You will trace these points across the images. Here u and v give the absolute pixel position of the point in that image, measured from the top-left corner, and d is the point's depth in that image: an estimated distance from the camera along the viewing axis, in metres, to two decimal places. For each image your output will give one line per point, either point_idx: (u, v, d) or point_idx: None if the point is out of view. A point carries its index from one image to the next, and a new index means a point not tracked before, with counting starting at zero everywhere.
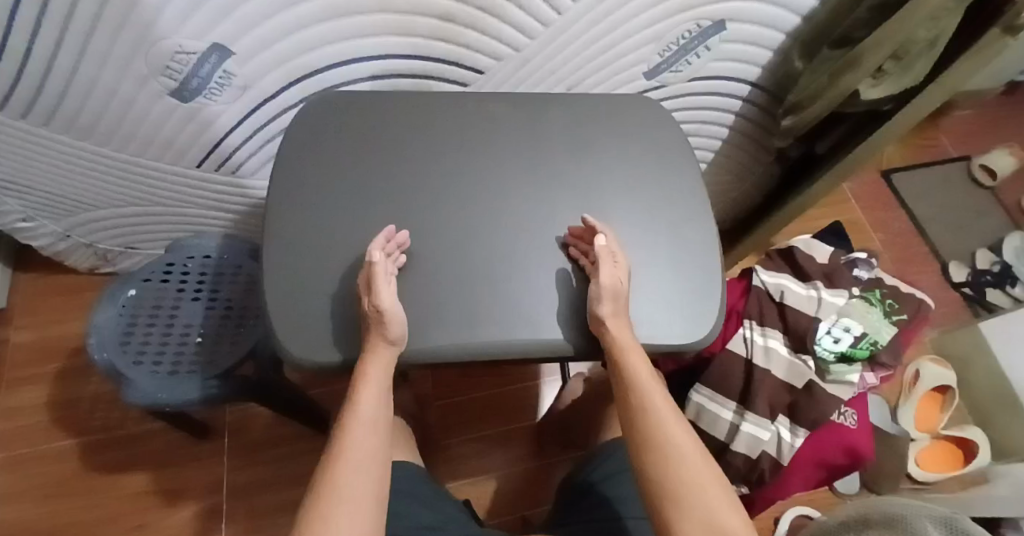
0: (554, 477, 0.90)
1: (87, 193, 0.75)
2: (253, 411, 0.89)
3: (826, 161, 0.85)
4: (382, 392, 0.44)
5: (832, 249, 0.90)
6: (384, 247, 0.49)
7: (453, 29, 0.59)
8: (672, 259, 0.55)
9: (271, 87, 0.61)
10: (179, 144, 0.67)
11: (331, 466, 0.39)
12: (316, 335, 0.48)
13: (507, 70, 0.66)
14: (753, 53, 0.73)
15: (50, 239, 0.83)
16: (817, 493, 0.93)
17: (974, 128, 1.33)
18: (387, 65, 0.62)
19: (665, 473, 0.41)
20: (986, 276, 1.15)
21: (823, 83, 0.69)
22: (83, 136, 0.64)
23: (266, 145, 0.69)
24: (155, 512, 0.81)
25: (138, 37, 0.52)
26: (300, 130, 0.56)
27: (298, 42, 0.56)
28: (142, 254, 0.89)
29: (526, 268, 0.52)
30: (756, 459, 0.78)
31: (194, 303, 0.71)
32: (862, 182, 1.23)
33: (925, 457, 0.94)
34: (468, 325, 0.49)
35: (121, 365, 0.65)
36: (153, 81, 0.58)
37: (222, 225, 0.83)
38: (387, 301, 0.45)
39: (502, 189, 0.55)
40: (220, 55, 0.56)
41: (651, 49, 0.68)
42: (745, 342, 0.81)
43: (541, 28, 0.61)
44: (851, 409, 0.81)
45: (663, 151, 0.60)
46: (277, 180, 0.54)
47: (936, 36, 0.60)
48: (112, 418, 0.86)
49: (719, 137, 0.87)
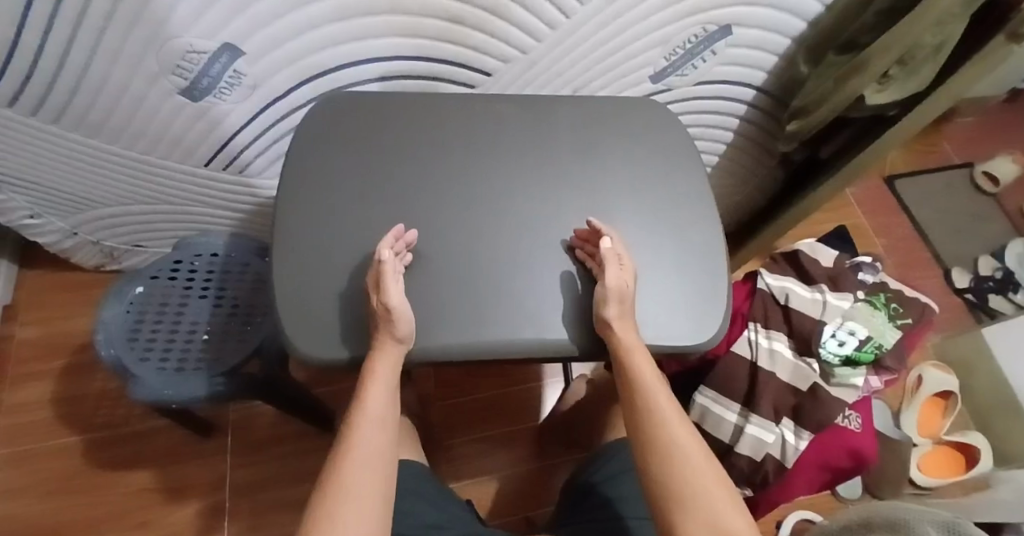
0: (557, 478, 0.90)
1: (95, 191, 0.75)
2: (257, 410, 0.89)
3: (831, 165, 0.85)
4: (389, 390, 0.45)
5: (837, 253, 0.90)
6: (393, 246, 0.49)
7: (462, 31, 0.60)
8: (678, 261, 0.55)
9: (281, 87, 0.62)
10: (187, 142, 0.67)
11: (339, 464, 0.40)
12: (323, 333, 0.48)
13: (515, 71, 0.66)
14: (758, 57, 0.73)
15: (56, 237, 0.84)
16: (819, 498, 0.93)
17: (977, 134, 1.33)
18: (395, 66, 0.63)
19: (670, 474, 0.41)
20: (989, 282, 1.16)
21: (829, 88, 0.70)
22: (92, 133, 0.65)
23: (275, 144, 0.70)
24: (158, 509, 0.81)
25: (150, 35, 0.53)
26: (309, 129, 0.56)
27: (308, 41, 0.57)
28: (148, 252, 0.90)
29: (533, 269, 0.52)
30: (760, 461, 0.78)
31: (201, 301, 0.71)
32: (866, 187, 1.23)
33: (928, 462, 0.94)
34: (475, 324, 0.49)
35: (128, 361, 0.65)
36: (163, 79, 0.58)
37: (228, 224, 0.84)
38: (395, 299, 0.45)
39: (509, 189, 0.56)
40: (230, 54, 0.56)
41: (658, 53, 0.69)
42: (750, 344, 0.81)
43: (549, 30, 0.62)
44: (856, 413, 0.81)
45: (670, 153, 0.61)
46: (287, 179, 0.54)
47: (941, 43, 0.60)
48: (117, 414, 0.87)
49: (724, 141, 0.87)
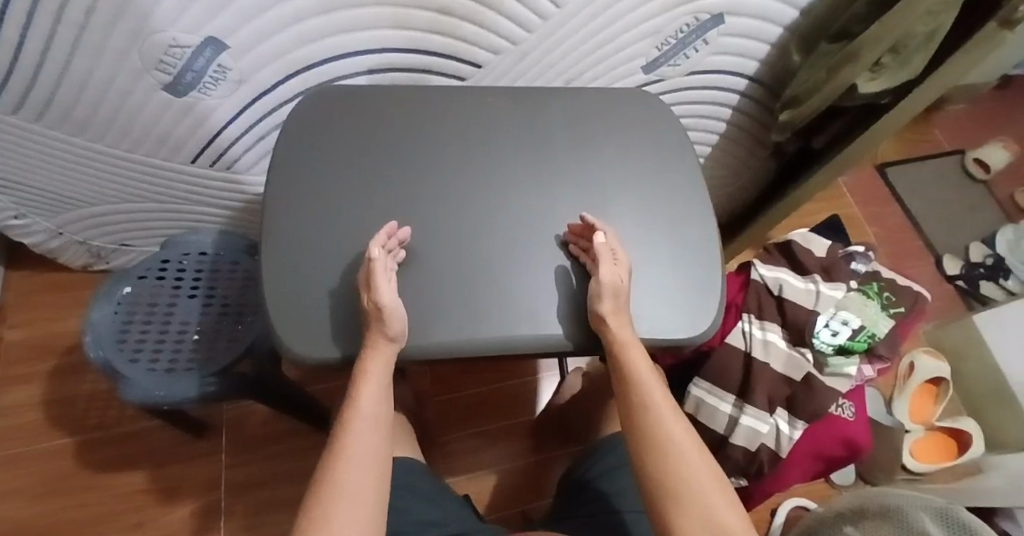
0: (554, 472, 0.90)
1: (82, 190, 0.74)
2: (250, 408, 0.89)
3: (824, 155, 0.85)
4: (382, 389, 0.44)
5: (830, 243, 0.90)
6: (385, 243, 0.48)
7: (451, 23, 0.59)
8: (673, 256, 0.55)
9: (267, 81, 0.61)
10: (174, 138, 0.66)
11: (332, 464, 0.39)
12: (315, 333, 0.48)
13: (506, 64, 0.66)
14: (749, 46, 0.73)
15: (42, 237, 0.82)
16: (814, 485, 0.94)
17: (968, 122, 1.34)
18: (384, 59, 0.62)
19: (665, 469, 0.41)
20: (980, 269, 1.16)
21: (820, 77, 0.69)
22: (76, 130, 0.63)
23: (263, 140, 0.69)
24: (152, 510, 0.81)
25: (133, 29, 0.51)
26: (297, 124, 0.56)
27: (295, 35, 0.56)
28: (137, 251, 0.88)
29: (527, 264, 0.52)
30: (755, 451, 0.79)
31: (190, 300, 0.70)
32: (858, 176, 1.23)
33: (921, 449, 0.95)
34: (469, 321, 0.49)
35: (117, 363, 0.64)
36: (147, 75, 0.57)
37: (218, 221, 0.83)
38: (387, 297, 0.44)
39: (502, 185, 0.55)
40: (214, 49, 0.55)
41: (649, 43, 0.68)
42: (744, 335, 0.82)
43: (540, 21, 0.61)
44: (850, 402, 0.83)
45: (664, 146, 0.60)
46: (274, 176, 0.53)
47: (933, 31, 0.60)
48: (109, 415, 0.86)
49: (716, 132, 0.87)
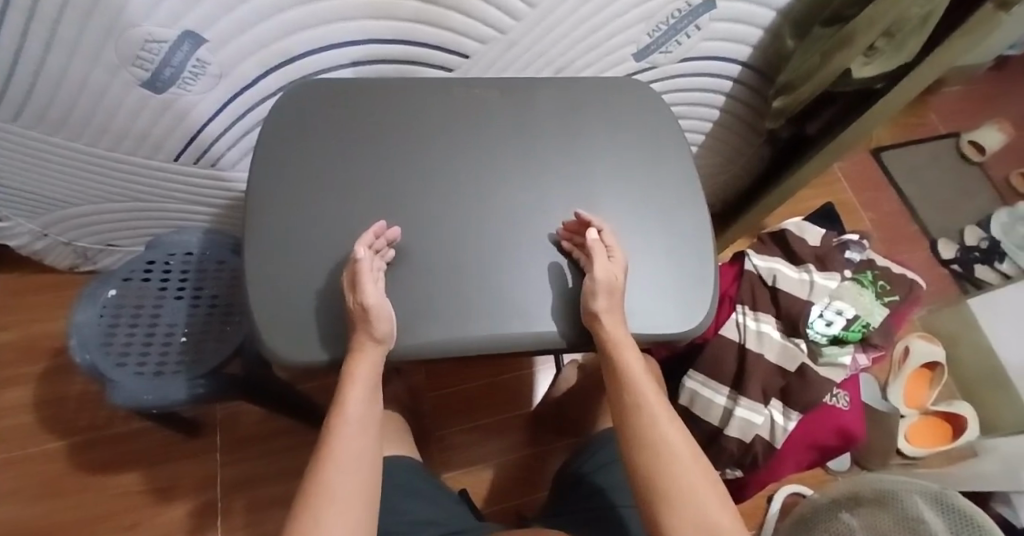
0: (551, 464, 0.90)
1: (64, 190, 0.73)
2: (244, 408, 0.88)
3: (818, 142, 0.84)
4: (369, 393, 0.43)
5: (824, 231, 0.89)
6: (373, 243, 0.47)
7: (437, 12, 0.57)
8: (666, 247, 0.54)
9: (249, 74, 0.59)
10: (156, 134, 0.65)
11: (320, 470, 0.38)
12: (301, 336, 0.47)
13: (494, 53, 0.64)
14: (742, 31, 0.71)
15: (27, 239, 0.81)
16: (811, 473, 0.94)
17: (965, 102, 1.33)
18: (369, 50, 0.60)
19: (659, 470, 0.40)
20: (975, 253, 1.16)
21: (815, 63, 0.68)
22: (54, 130, 0.62)
23: (247, 135, 0.67)
24: (147, 510, 0.81)
25: (108, 25, 0.50)
26: (279, 120, 0.54)
27: (275, 25, 0.54)
28: (123, 251, 0.87)
29: (518, 262, 0.51)
30: (749, 443, 0.78)
31: (177, 301, 0.69)
32: (853, 160, 1.23)
33: (915, 432, 0.96)
34: (458, 320, 0.48)
35: (103, 367, 0.64)
36: (124, 71, 0.55)
37: (204, 219, 0.81)
38: (372, 297, 0.44)
39: (491, 182, 0.54)
40: (191, 42, 0.53)
41: (641, 29, 0.67)
42: (738, 326, 0.81)
43: (528, 9, 0.59)
44: (845, 392, 0.82)
45: (656, 139, 0.59)
46: (257, 174, 0.52)
47: (928, 13, 0.58)
48: (100, 416, 0.85)
49: (709, 120, 0.85)
